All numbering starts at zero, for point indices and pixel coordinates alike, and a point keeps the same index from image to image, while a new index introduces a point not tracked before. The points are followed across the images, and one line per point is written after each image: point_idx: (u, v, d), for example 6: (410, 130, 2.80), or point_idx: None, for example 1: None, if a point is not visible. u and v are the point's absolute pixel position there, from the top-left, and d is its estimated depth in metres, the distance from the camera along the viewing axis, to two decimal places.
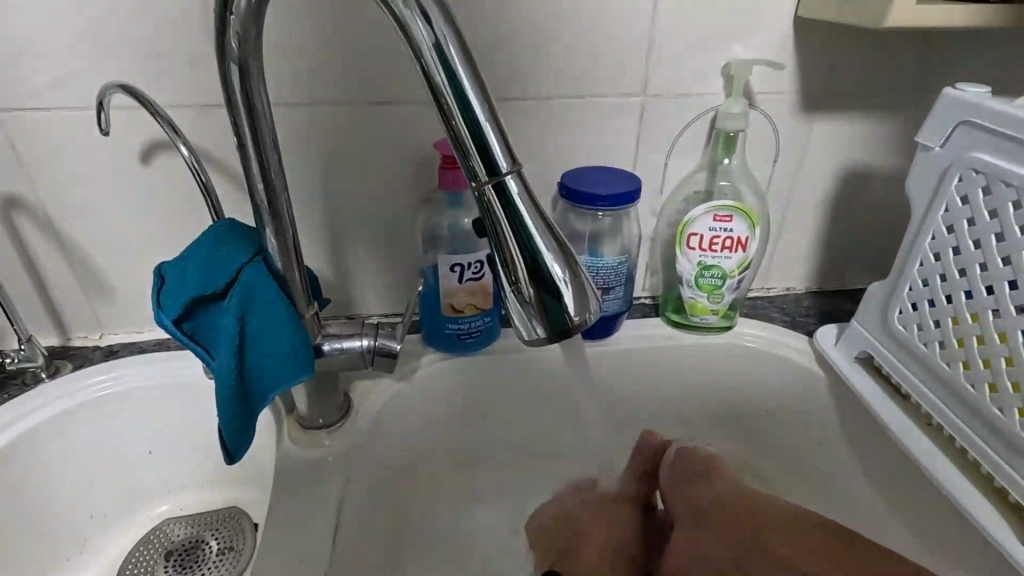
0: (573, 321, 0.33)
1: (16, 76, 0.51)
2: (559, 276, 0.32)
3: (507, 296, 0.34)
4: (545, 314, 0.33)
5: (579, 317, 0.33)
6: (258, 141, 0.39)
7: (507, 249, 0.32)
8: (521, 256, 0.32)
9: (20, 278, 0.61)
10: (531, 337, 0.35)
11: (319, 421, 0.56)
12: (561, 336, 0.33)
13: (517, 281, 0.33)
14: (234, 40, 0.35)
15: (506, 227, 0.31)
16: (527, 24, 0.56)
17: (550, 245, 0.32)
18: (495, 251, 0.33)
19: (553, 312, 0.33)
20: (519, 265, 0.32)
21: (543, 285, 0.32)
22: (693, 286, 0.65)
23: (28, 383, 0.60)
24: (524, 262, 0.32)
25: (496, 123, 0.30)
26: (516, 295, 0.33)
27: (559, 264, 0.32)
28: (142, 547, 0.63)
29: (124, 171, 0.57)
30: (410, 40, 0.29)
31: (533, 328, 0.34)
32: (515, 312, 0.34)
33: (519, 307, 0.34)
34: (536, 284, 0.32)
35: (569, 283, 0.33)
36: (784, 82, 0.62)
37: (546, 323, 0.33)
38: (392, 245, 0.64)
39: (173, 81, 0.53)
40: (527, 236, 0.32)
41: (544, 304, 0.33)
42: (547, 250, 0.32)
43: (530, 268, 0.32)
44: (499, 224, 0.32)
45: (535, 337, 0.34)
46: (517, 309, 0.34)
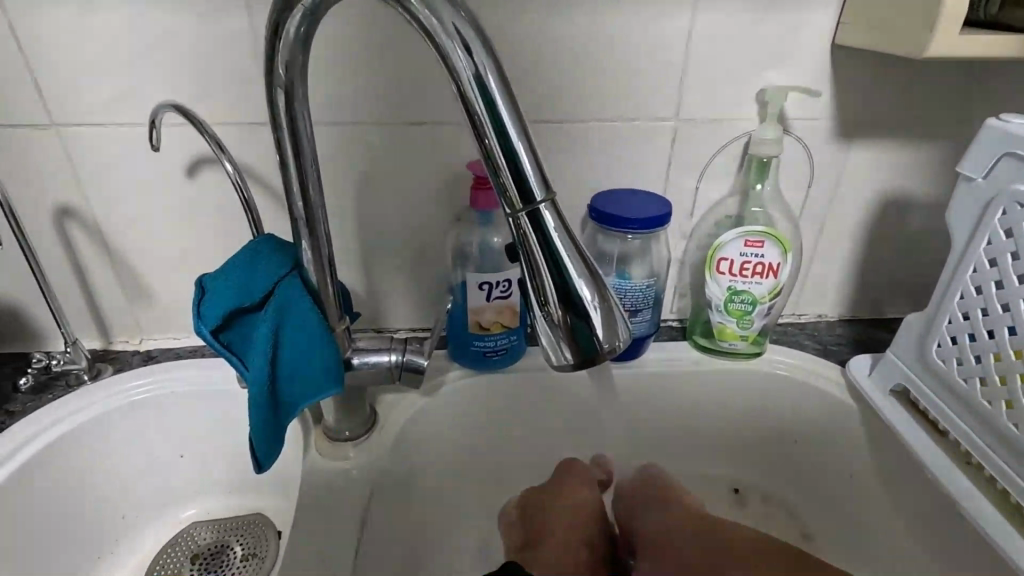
0: (601, 347, 0.33)
1: (76, 93, 0.54)
2: (590, 303, 0.33)
3: (537, 319, 0.34)
4: (573, 338, 0.33)
5: (606, 344, 0.34)
6: (299, 160, 0.41)
7: (539, 274, 0.32)
8: (552, 281, 0.32)
9: (69, 283, 0.64)
10: (560, 361, 0.35)
11: (345, 433, 0.56)
12: (589, 361, 0.34)
13: (548, 306, 0.33)
14: (281, 64, 0.37)
15: (538, 252, 0.32)
16: (563, 49, 0.57)
17: (581, 272, 0.32)
18: (526, 275, 0.33)
19: (580, 338, 0.33)
20: (549, 288, 0.32)
21: (572, 309, 0.33)
22: (722, 310, 0.64)
23: (72, 384, 0.62)
24: (554, 287, 0.32)
25: (532, 152, 0.31)
26: (545, 319, 0.34)
27: (589, 290, 0.33)
28: (170, 549, 0.64)
29: (170, 184, 0.59)
30: (450, 70, 0.29)
31: (562, 352, 0.34)
32: (545, 336, 0.35)
33: (550, 332, 0.34)
34: (565, 309, 0.33)
35: (599, 309, 0.33)
36: (820, 108, 0.61)
37: (572, 349, 0.34)
38: (422, 261, 0.65)
39: (219, 101, 0.56)
40: (559, 262, 0.32)
41: (573, 329, 0.33)
42: (578, 277, 0.32)
43: (560, 292, 0.32)
44: (532, 250, 0.32)
45: (562, 361, 0.35)
46: (546, 332, 0.34)
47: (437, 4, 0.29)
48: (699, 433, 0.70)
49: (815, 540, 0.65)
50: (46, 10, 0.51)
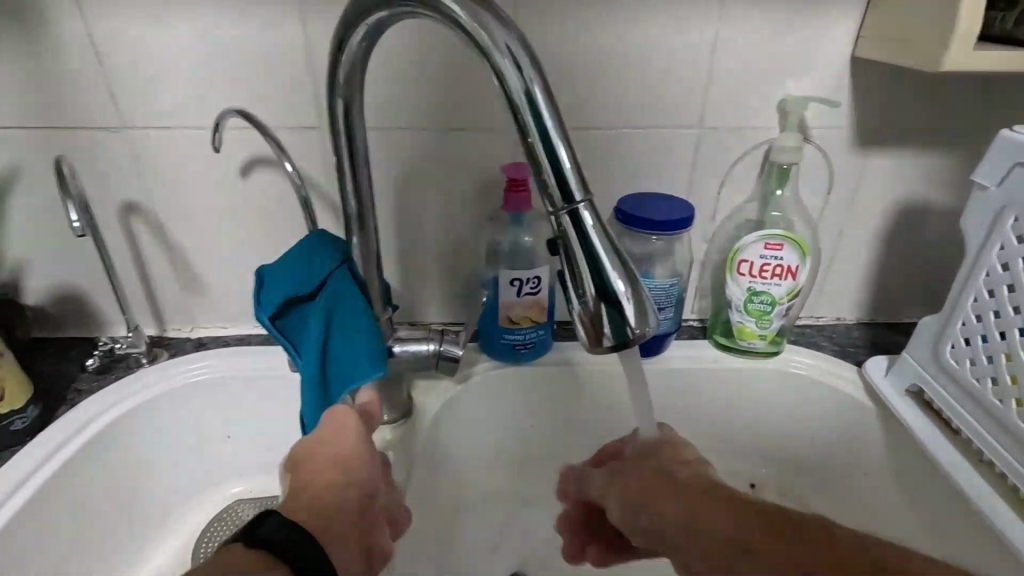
0: (632, 334, 0.36)
1: (146, 99, 0.59)
2: (623, 294, 0.36)
3: (574, 308, 0.37)
4: (606, 326, 0.37)
5: (637, 331, 0.37)
6: (354, 163, 0.45)
7: (577, 265, 0.36)
8: (589, 273, 0.36)
9: (130, 273, 0.69)
10: (593, 347, 0.38)
11: (385, 417, 0.60)
12: (621, 347, 0.37)
13: (584, 296, 0.36)
14: (343, 77, 0.41)
15: (577, 246, 0.35)
16: (593, 60, 0.60)
17: (615, 265, 0.36)
18: (565, 268, 0.37)
19: (613, 326, 0.36)
20: (586, 279, 0.36)
21: (607, 298, 0.36)
22: (742, 310, 0.67)
23: (132, 367, 0.68)
24: (591, 278, 0.36)
25: (574, 157, 0.34)
26: (581, 308, 0.37)
27: (622, 281, 0.36)
28: (216, 524, 0.69)
29: (225, 183, 0.64)
30: (503, 84, 0.33)
31: (596, 338, 0.37)
32: (581, 323, 0.38)
33: (585, 319, 0.37)
34: (601, 299, 0.36)
35: (631, 300, 0.36)
36: (839, 117, 0.64)
37: (605, 335, 0.37)
38: (456, 259, 0.69)
39: (274, 107, 0.60)
40: (595, 256, 0.35)
41: (606, 317, 0.36)
42: (613, 270, 0.35)
43: (596, 283, 0.36)
44: (571, 244, 0.35)
45: (596, 347, 0.38)
46: (582, 320, 0.37)
47: (492, 27, 0.33)
48: (717, 429, 0.73)
49: None
50: (123, 25, 0.56)
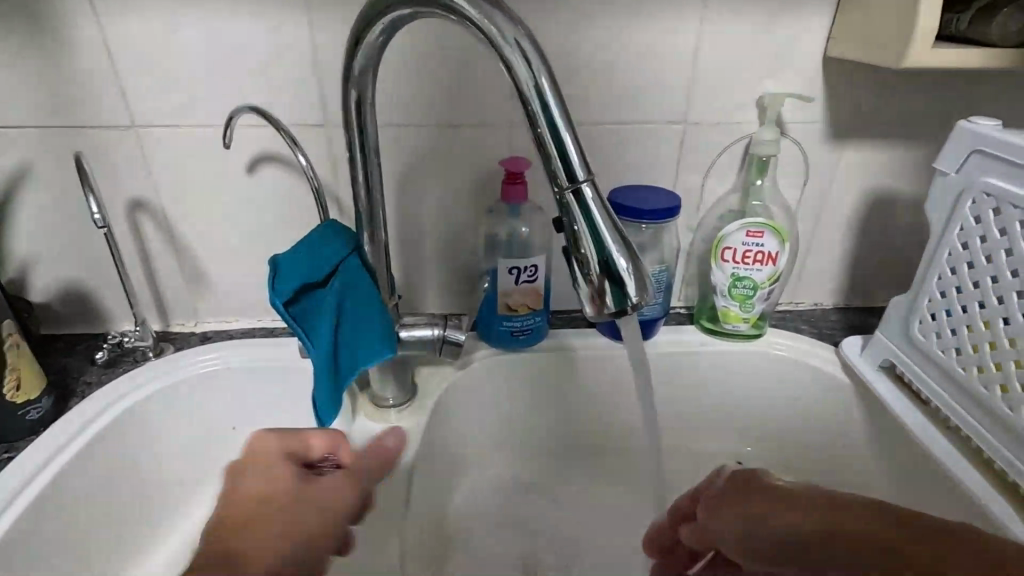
0: (633, 303, 0.40)
1: (155, 98, 0.61)
2: (624, 266, 0.39)
3: (579, 281, 0.41)
4: (608, 297, 0.40)
5: (636, 301, 0.40)
6: (366, 152, 0.49)
7: (582, 244, 0.39)
8: (593, 248, 0.39)
9: (136, 269, 0.71)
10: (597, 317, 0.42)
11: (390, 401, 0.63)
12: (622, 315, 0.40)
13: (588, 269, 0.40)
14: (358, 71, 0.44)
15: (581, 224, 0.39)
16: (584, 60, 0.64)
17: (616, 241, 0.39)
18: (571, 246, 0.40)
19: (615, 297, 0.40)
20: (589, 254, 0.39)
21: (609, 271, 0.39)
22: (726, 295, 0.71)
23: (139, 360, 0.69)
24: (594, 252, 0.39)
25: (576, 141, 0.38)
26: (585, 282, 0.40)
27: (624, 258, 0.39)
28: None
29: (231, 179, 0.66)
30: (513, 75, 0.37)
31: (599, 308, 0.41)
32: (585, 295, 0.41)
33: (589, 291, 0.41)
34: (603, 272, 0.39)
35: (631, 272, 0.39)
36: (813, 112, 0.68)
37: (607, 307, 0.40)
38: (454, 250, 0.72)
39: (280, 105, 0.63)
40: (598, 232, 0.39)
41: (608, 288, 0.39)
42: (614, 245, 0.39)
43: (598, 257, 0.39)
44: (576, 222, 0.39)
45: (599, 316, 0.41)
46: (586, 292, 0.41)
47: (502, 23, 0.36)
48: (704, 409, 0.76)
49: None
50: (135, 26, 0.58)
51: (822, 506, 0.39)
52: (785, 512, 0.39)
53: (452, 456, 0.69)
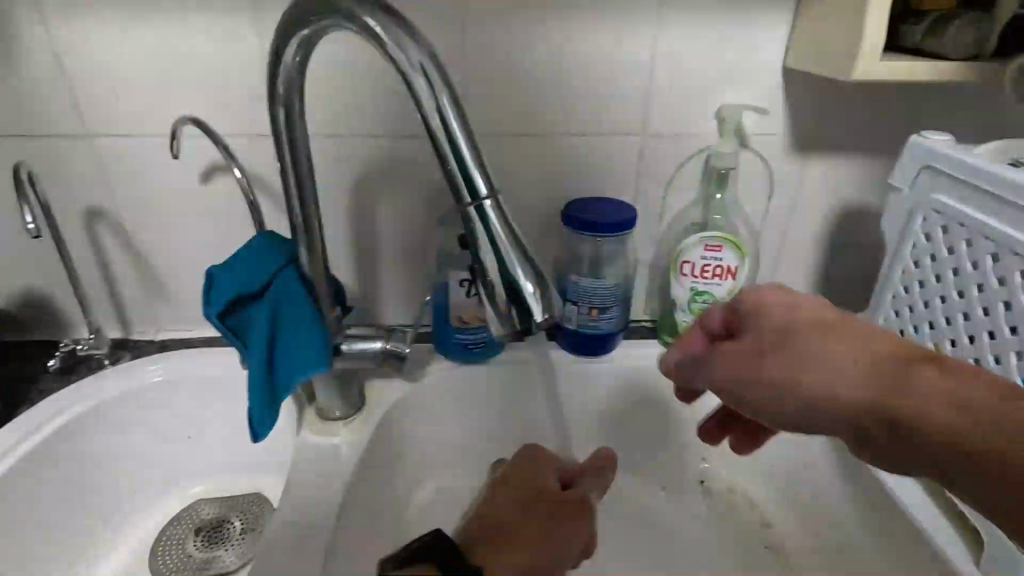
0: (539, 323, 0.39)
1: (107, 108, 0.62)
2: (528, 286, 0.38)
3: (487, 300, 0.40)
4: (515, 316, 0.39)
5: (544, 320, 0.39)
6: (296, 165, 0.48)
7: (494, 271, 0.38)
8: (496, 267, 0.38)
9: (94, 276, 0.71)
10: (508, 336, 0.41)
11: (337, 413, 0.62)
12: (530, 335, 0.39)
13: (494, 288, 0.39)
14: (281, 86, 0.44)
15: (484, 241, 0.38)
16: (538, 71, 0.63)
17: (520, 259, 0.38)
18: (478, 263, 0.39)
19: (521, 316, 0.39)
20: (493, 272, 0.38)
21: (513, 290, 0.38)
22: (687, 311, 0.70)
23: (94, 368, 0.70)
24: (498, 271, 0.38)
25: (480, 158, 0.37)
26: (493, 301, 0.40)
27: (529, 277, 0.38)
28: (175, 524, 0.70)
29: (186, 188, 0.66)
30: (414, 94, 0.37)
31: (508, 328, 0.40)
32: (494, 314, 0.40)
33: (497, 311, 0.40)
34: (507, 291, 0.38)
35: (537, 291, 0.38)
36: (775, 125, 0.67)
37: (513, 330, 0.40)
38: (412, 261, 0.72)
39: (231, 115, 0.63)
40: (500, 250, 0.38)
41: (513, 307, 0.38)
42: (518, 264, 0.38)
43: (502, 275, 0.38)
44: (478, 239, 0.38)
45: (510, 335, 0.40)
46: (495, 311, 0.40)
47: (406, 44, 0.37)
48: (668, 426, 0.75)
49: (776, 528, 0.68)
50: (86, 36, 0.58)
51: (882, 374, 0.35)
52: (842, 377, 0.35)
53: (404, 470, 0.68)
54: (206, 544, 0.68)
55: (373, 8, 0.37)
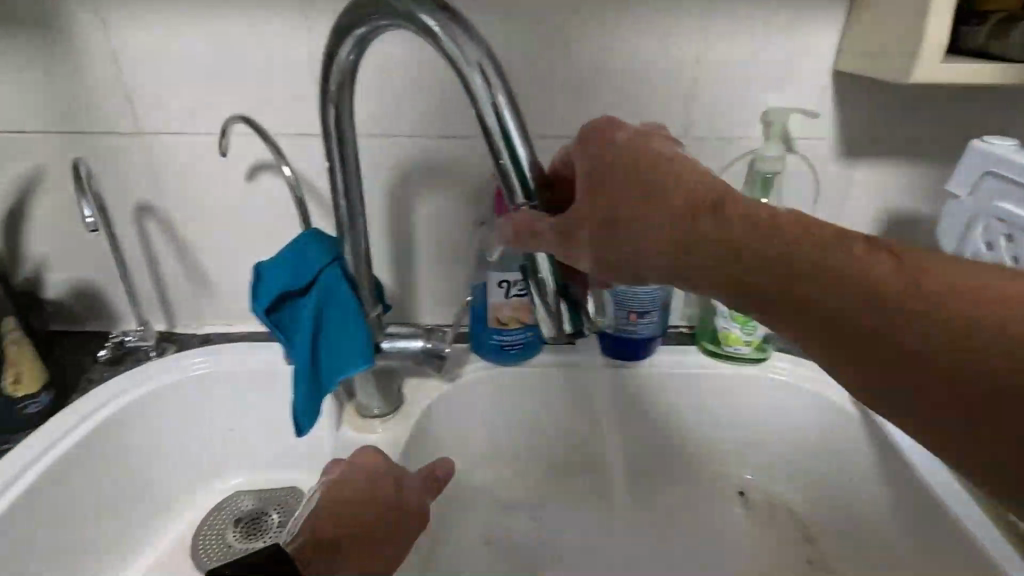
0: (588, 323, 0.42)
1: (159, 106, 0.63)
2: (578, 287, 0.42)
3: (537, 303, 0.42)
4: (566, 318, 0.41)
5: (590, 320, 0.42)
6: (345, 164, 0.49)
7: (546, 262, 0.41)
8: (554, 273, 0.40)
9: (142, 271, 0.73)
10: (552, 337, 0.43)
11: (374, 410, 0.63)
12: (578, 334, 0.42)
13: (548, 293, 0.41)
14: (333, 85, 0.45)
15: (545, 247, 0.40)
16: (581, 72, 0.63)
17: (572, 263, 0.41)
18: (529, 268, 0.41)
19: (572, 318, 0.42)
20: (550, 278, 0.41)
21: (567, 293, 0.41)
22: (727, 316, 0.69)
23: (140, 359, 0.71)
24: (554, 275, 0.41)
25: (533, 158, 0.38)
26: (544, 305, 0.42)
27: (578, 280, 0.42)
28: (216, 513, 0.72)
29: (232, 186, 0.68)
30: (470, 92, 0.37)
31: (557, 330, 0.42)
32: (543, 318, 0.42)
33: (548, 314, 0.42)
34: (563, 295, 0.41)
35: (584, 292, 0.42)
36: (823, 128, 0.65)
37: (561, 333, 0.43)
38: (449, 261, 0.72)
39: (278, 114, 0.64)
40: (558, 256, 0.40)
41: (567, 310, 0.41)
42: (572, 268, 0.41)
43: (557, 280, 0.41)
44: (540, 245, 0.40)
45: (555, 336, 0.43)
46: (544, 314, 0.42)
47: (463, 43, 0.37)
48: (704, 434, 0.73)
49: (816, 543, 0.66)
50: (141, 37, 0.60)
51: (708, 239, 0.34)
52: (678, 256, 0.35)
53: None
54: (245, 535, 0.69)
55: (430, 5, 0.37)
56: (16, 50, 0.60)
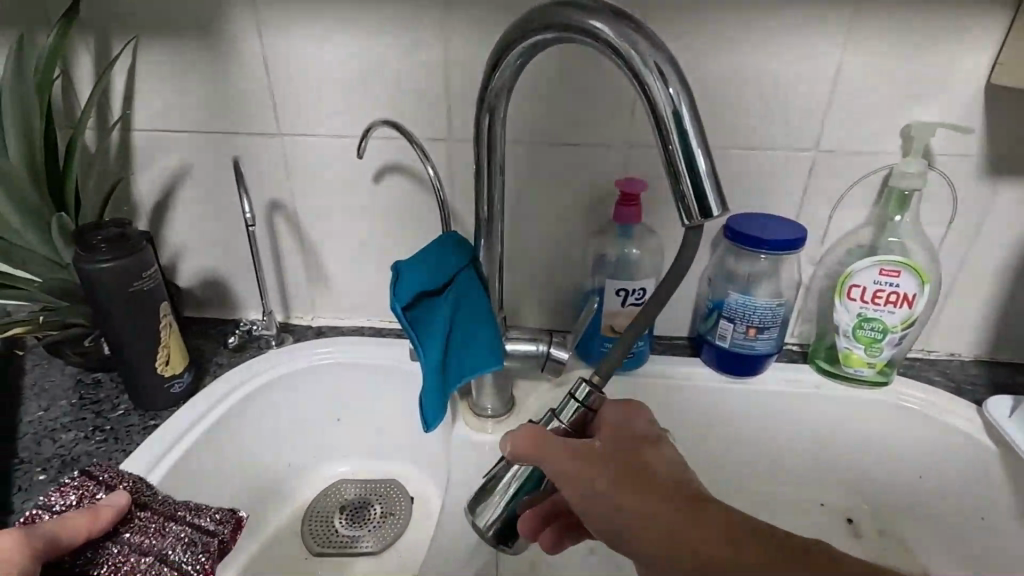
0: (496, 521, 0.51)
1: (301, 109, 0.67)
2: (515, 489, 0.50)
3: (505, 476, 0.51)
4: (502, 510, 0.50)
5: (485, 520, 0.51)
6: (492, 169, 0.50)
7: (538, 488, 0.51)
8: (520, 471, 0.50)
9: (267, 264, 0.77)
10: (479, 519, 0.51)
11: (488, 410, 0.64)
12: (492, 530, 0.51)
13: (511, 477, 0.51)
14: (493, 92, 0.47)
15: (566, 406, 0.50)
16: (713, 82, 0.62)
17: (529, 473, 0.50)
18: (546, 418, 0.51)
19: (496, 509, 0.51)
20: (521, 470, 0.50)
21: (518, 490, 0.50)
22: (850, 336, 0.66)
23: (262, 347, 0.75)
24: (519, 473, 0.50)
25: (712, 170, 0.39)
26: (500, 500, 0.50)
27: (523, 492, 0.50)
28: (323, 498, 0.74)
29: (358, 185, 0.71)
30: (651, 103, 0.39)
31: (488, 514, 0.51)
32: (498, 493, 0.51)
33: (502, 496, 0.51)
34: (513, 488, 0.50)
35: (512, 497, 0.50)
36: (969, 144, 0.62)
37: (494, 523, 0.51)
38: (560, 267, 0.72)
39: (408, 120, 0.66)
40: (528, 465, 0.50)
41: (499, 502, 0.50)
42: (524, 479, 0.50)
43: (519, 474, 0.50)
44: (567, 406, 0.49)
45: (487, 517, 0.51)
46: (499, 498, 0.51)
47: (646, 53, 0.38)
48: (815, 456, 0.71)
49: None
50: (291, 43, 0.64)
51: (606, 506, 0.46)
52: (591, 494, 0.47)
53: None
54: (351, 523, 0.72)
55: (611, 19, 0.39)
56: (179, 56, 0.65)
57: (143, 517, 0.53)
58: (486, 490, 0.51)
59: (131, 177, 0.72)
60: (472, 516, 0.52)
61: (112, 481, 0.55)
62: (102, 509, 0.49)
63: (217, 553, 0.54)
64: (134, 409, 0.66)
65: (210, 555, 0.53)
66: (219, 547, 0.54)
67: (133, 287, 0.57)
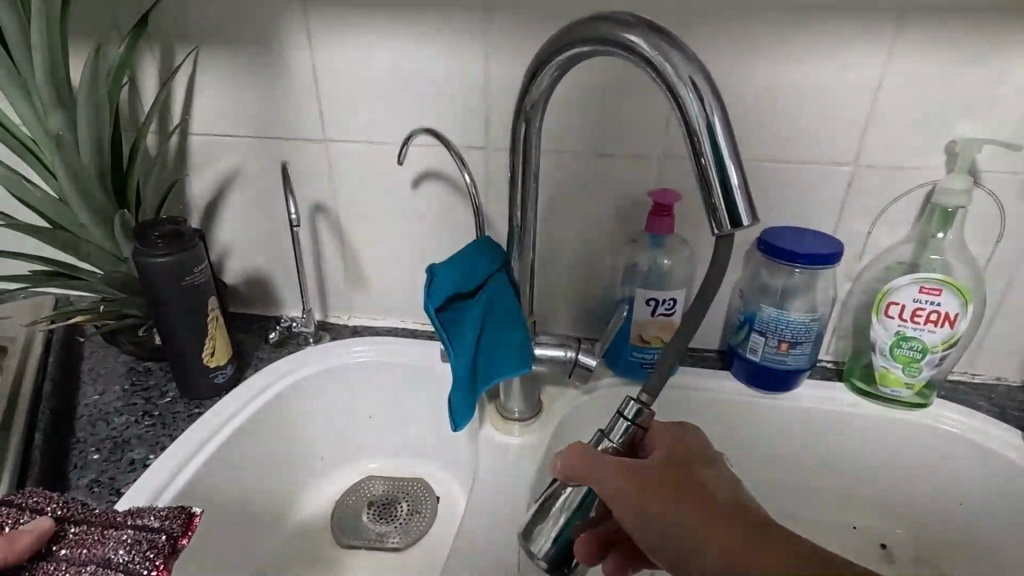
0: (550, 549, 0.51)
1: (346, 116, 0.70)
2: (564, 514, 0.51)
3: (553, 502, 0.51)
4: (553, 538, 0.51)
5: (538, 548, 0.51)
6: (526, 177, 0.52)
7: (586, 515, 0.51)
8: (570, 497, 0.51)
9: (309, 264, 0.80)
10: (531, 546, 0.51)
11: (516, 413, 0.66)
12: (546, 557, 0.51)
13: (560, 504, 0.51)
14: (530, 104, 0.48)
15: (616, 423, 0.49)
16: (751, 95, 0.62)
17: (579, 500, 0.51)
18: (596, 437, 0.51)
19: (547, 536, 0.51)
20: (572, 497, 0.51)
21: (569, 516, 0.51)
22: (888, 355, 0.64)
23: (301, 343, 0.78)
24: (568, 499, 0.51)
25: (744, 182, 0.40)
26: (551, 526, 0.51)
27: (573, 518, 0.51)
28: (352, 493, 0.76)
29: (397, 190, 0.73)
30: (685, 116, 0.40)
31: (541, 542, 0.51)
32: (548, 521, 0.51)
33: (551, 523, 0.51)
34: (563, 514, 0.51)
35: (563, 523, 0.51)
36: (1018, 162, 0.60)
37: (546, 551, 0.51)
38: (591, 275, 0.73)
39: (446, 128, 0.69)
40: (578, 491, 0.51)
41: (551, 530, 0.51)
42: (574, 505, 0.51)
43: (568, 501, 0.51)
44: (619, 422, 0.49)
45: (539, 544, 0.51)
46: (549, 525, 0.51)
47: (680, 66, 0.39)
48: (847, 477, 0.69)
49: None
50: (339, 54, 0.67)
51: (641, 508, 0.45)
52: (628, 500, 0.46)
53: None
54: (379, 519, 0.74)
55: (648, 33, 0.40)
56: (235, 65, 0.69)
57: (78, 531, 0.47)
58: (537, 517, 0.52)
59: (186, 178, 0.76)
60: (524, 543, 0.52)
61: (37, 504, 0.48)
62: (18, 535, 0.43)
63: (169, 548, 0.47)
64: (180, 397, 0.69)
65: (160, 550, 0.47)
66: (170, 541, 0.48)
67: (186, 282, 0.61)
